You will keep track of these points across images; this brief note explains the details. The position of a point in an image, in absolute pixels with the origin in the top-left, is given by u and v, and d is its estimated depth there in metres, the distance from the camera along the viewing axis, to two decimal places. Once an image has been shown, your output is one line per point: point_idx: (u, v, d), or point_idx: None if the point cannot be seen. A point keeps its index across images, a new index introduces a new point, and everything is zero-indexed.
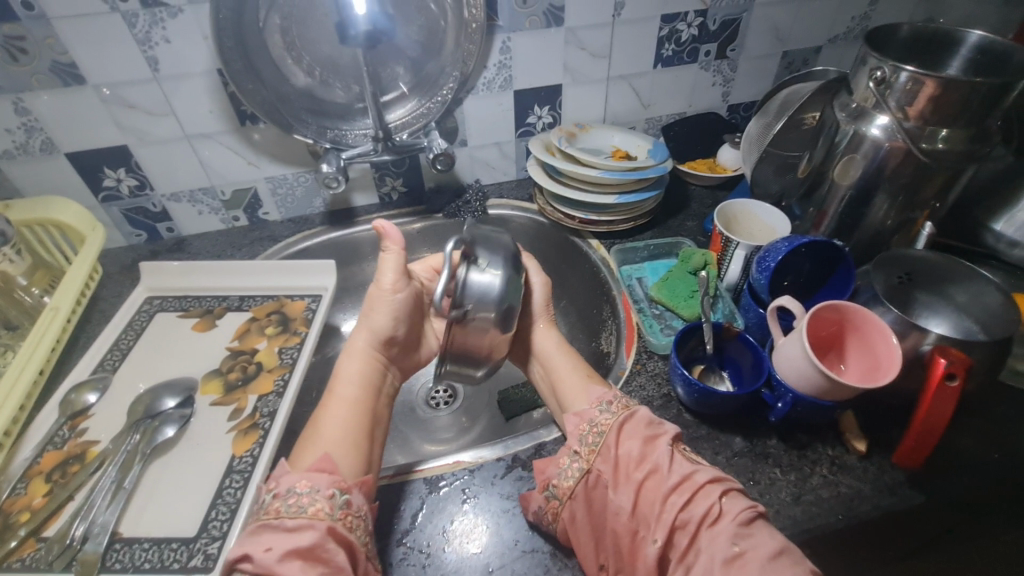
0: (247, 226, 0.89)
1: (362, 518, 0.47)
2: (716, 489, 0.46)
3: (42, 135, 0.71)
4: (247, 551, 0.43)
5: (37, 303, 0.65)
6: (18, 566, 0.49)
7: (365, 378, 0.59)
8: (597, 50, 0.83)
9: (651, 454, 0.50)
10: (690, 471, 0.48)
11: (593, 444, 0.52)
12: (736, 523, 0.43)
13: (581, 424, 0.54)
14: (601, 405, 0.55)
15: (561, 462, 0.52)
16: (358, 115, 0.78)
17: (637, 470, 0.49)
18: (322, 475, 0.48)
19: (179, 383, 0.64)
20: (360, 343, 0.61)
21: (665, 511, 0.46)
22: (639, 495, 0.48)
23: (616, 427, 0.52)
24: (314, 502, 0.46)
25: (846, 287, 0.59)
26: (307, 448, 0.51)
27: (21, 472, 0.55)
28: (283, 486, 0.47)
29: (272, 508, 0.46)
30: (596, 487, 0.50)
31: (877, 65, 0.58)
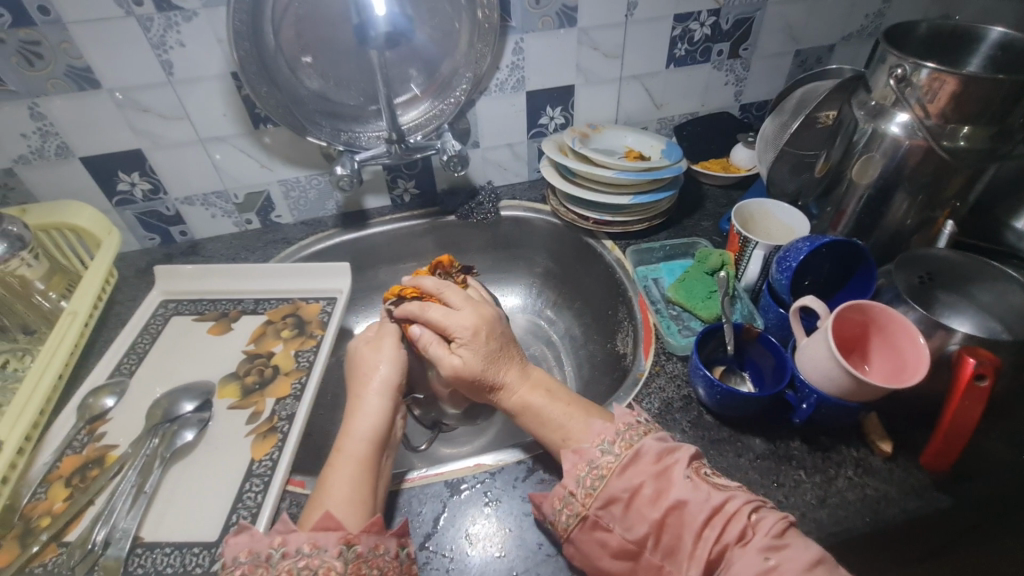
0: (260, 229, 0.89)
1: (376, 560, 0.43)
2: (748, 512, 0.43)
3: (57, 140, 0.71)
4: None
5: (54, 308, 0.65)
6: (41, 570, 0.49)
7: (378, 428, 0.54)
8: (609, 51, 0.82)
9: (667, 489, 0.45)
10: (719, 499, 0.43)
11: (591, 487, 0.47)
12: (771, 541, 0.40)
13: (580, 463, 0.48)
14: (602, 443, 0.49)
15: (556, 500, 0.48)
16: (372, 117, 0.78)
17: (654, 508, 0.44)
18: (330, 533, 0.43)
19: (196, 387, 0.64)
20: (374, 386, 0.58)
21: (697, 544, 0.42)
22: (659, 531, 0.44)
23: (619, 467, 0.47)
24: (324, 562, 0.42)
25: (867, 288, 0.58)
26: (316, 501, 0.47)
27: (40, 477, 0.55)
28: (291, 544, 0.43)
29: (280, 569, 0.41)
30: (595, 530, 0.46)
31: (897, 62, 0.58)
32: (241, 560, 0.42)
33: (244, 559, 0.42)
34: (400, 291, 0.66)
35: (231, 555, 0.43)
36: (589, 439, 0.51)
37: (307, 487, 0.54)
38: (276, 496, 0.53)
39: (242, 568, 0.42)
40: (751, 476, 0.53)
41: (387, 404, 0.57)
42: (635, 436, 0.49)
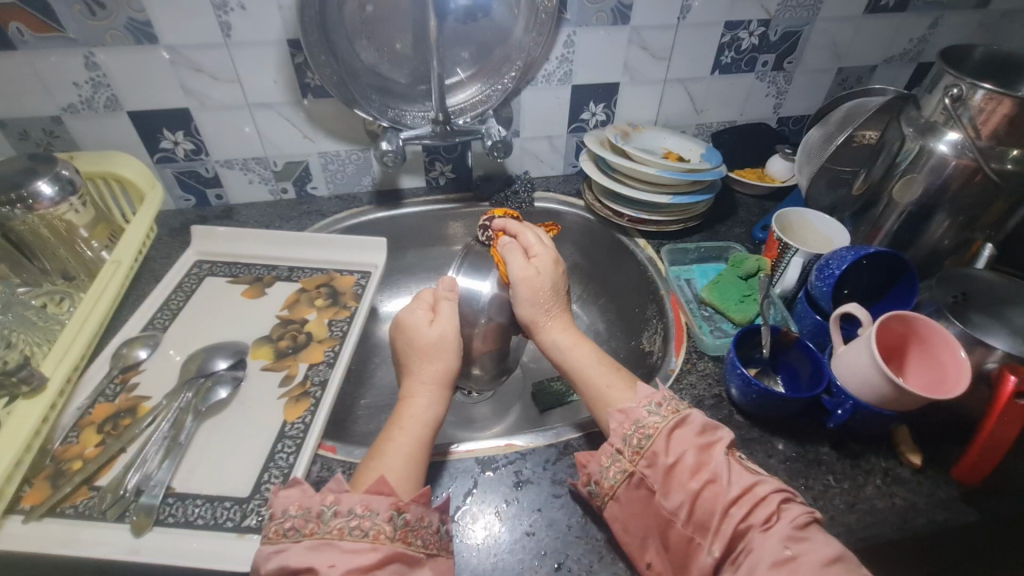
0: (294, 199, 0.89)
1: (422, 529, 0.44)
2: (778, 499, 0.43)
3: (108, 91, 0.71)
4: (311, 564, 0.40)
5: (95, 257, 0.66)
6: (71, 512, 0.48)
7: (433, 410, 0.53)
8: (658, 51, 0.82)
9: (708, 462, 0.45)
10: (750, 481, 0.44)
11: (637, 446, 0.47)
12: (792, 525, 0.41)
13: (626, 422, 0.49)
14: (648, 405, 0.49)
15: (603, 458, 0.49)
16: (419, 97, 0.79)
17: (693, 479, 0.45)
18: (382, 498, 0.43)
19: (229, 346, 0.64)
20: (423, 376, 0.55)
21: (723, 520, 0.43)
22: (693, 503, 0.44)
23: (665, 431, 0.47)
24: (374, 525, 0.42)
25: (908, 300, 0.61)
26: (373, 460, 0.48)
27: (73, 421, 0.55)
28: (343, 504, 0.43)
29: (332, 527, 0.42)
30: (638, 488, 0.47)
31: (953, 82, 0.59)
32: (291, 514, 0.43)
33: (295, 512, 0.43)
34: (491, 228, 0.65)
35: (278, 508, 0.44)
36: (634, 400, 0.51)
37: (338, 453, 0.55)
38: (308, 458, 0.54)
39: (292, 522, 0.43)
40: (780, 477, 0.53)
41: (438, 390, 0.55)
42: (683, 406, 0.49)
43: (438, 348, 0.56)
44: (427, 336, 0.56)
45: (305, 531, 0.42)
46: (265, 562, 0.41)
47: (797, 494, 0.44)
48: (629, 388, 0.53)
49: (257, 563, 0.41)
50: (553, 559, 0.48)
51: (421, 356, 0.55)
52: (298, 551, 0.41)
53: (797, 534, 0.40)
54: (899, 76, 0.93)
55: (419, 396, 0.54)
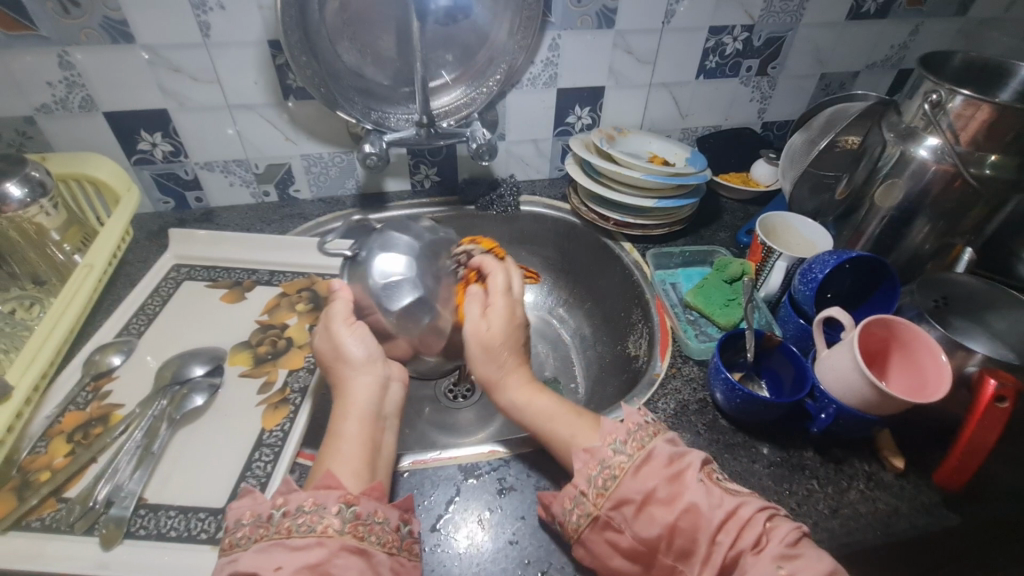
0: (277, 202, 0.88)
1: (375, 524, 0.42)
2: (764, 517, 0.42)
3: (82, 91, 0.70)
4: (256, 568, 0.39)
5: (67, 260, 0.65)
6: (38, 525, 0.47)
7: (374, 403, 0.51)
8: (643, 56, 0.82)
9: (681, 492, 0.43)
10: (732, 504, 0.42)
11: (603, 487, 0.46)
12: (784, 547, 0.39)
13: (591, 463, 0.47)
14: (613, 443, 0.47)
15: (566, 501, 0.47)
16: (403, 100, 0.78)
17: (667, 512, 0.43)
18: (330, 491, 0.43)
19: (206, 352, 0.62)
20: (342, 371, 0.53)
21: (712, 549, 0.41)
22: (672, 535, 0.42)
23: (631, 470, 0.45)
24: (323, 519, 0.41)
25: (889, 305, 0.61)
26: (329, 448, 0.48)
27: (41, 431, 0.53)
28: (292, 503, 0.42)
29: (281, 527, 0.41)
30: (605, 529, 0.45)
31: (933, 87, 0.59)
32: (244, 522, 0.42)
33: (247, 520, 0.42)
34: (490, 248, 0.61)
35: (234, 519, 0.43)
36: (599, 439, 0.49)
37: (318, 461, 0.54)
38: (287, 467, 0.52)
39: (245, 530, 0.42)
40: (764, 483, 0.53)
41: (368, 372, 0.53)
42: (648, 437, 0.47)
43: (370, 357, 0.53)
44: (364, 348, 0.53)
45: (255, 537, 0.41)
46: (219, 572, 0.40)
47: (781, 510, 0.43)
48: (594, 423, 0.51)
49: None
50: (535, 569, 0.47)
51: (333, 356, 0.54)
52: (249, 556, 0.40)
53: (790, 554, 0.39)
54: (880, 82, 0.94)
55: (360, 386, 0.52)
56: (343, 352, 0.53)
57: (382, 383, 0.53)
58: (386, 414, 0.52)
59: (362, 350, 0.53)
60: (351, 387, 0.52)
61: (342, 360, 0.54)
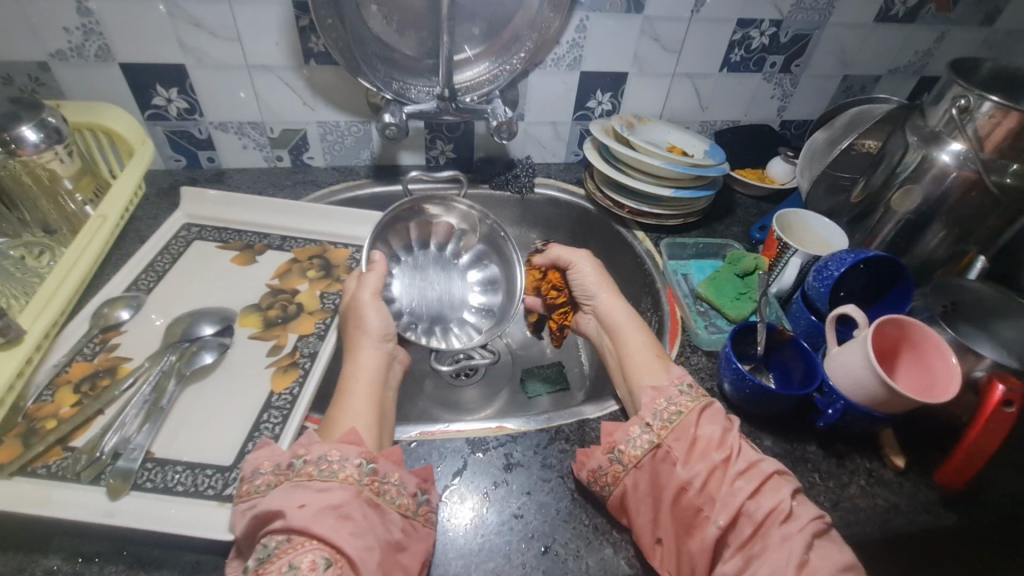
0: (289, 168, 0.87)
1: (392, 485, 0.44)
2: (788, 487, 0.44)
3: (100, 40, 0.68)
4: (281, 507, 0.40)
5: (79, 211, 0.64)
6: (43, 472, 0.47)
7: (376, 374, 0.55)
8: (669, 44, 0.82)
9: (731, 440, 0.46)
10: (767, 465, 0.45)
11: (667, 420, 0.48)
12: (812, 532, 0.41)
13: (659, 399, 0.50)
14: (681, 385, 0.51)
15: (630, 430, 0.49)
16: (425, 72, 0.77)
17: (716, 452, 0.46)
18: (351, 446, 0.44)
19: (216, 312, 0.62)
20: (367, 335, 0.57)
21: (734, 495, 0.43)
22: (711, 474, 0.44)
23: (696, 410, 0.48)
24: (343, 469, 0.42)
25: (902, 306, 0.61)
26: (336, 420, 0.49)
27: (48, 379, 0.53)
28: (314, 453, 0.43)
29: (301, 472, 0.42)
30: (662, 462, 0.47)
31: (962, 92, 0.59)
32: (263, 471, 0.44)
33: (266, 469, 0.44)
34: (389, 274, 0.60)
35: (252, 467, 0.45)
36: (666, 380, 0.53)
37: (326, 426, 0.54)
38: (295, 430, 0.52)
39: (264, 477, 0.43)
40: None
41: (378, 347, 0.57)
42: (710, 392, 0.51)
43: (387, 330, 0.58)
44: (379, 325, 0.58)
45: (274, 484, 0.42)
46: (241, 517, 0.42)
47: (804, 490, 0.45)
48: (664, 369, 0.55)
49: (235, 520, 0.42)
50: (540, 542, 0.48)
51: (354, 323, 0.58)
52: (269, 499, 0.41)
53: (811, 538, 0.40)
54: (902, 87, 0.94)
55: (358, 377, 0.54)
56: (362, 325, 0.58)
57: (386, 359, 0.57)
58: (387, 387, 0.56)
59: (382, 324, 0.58)
60: (360, 357, 0.56)
61: (360, 324, 0.58)
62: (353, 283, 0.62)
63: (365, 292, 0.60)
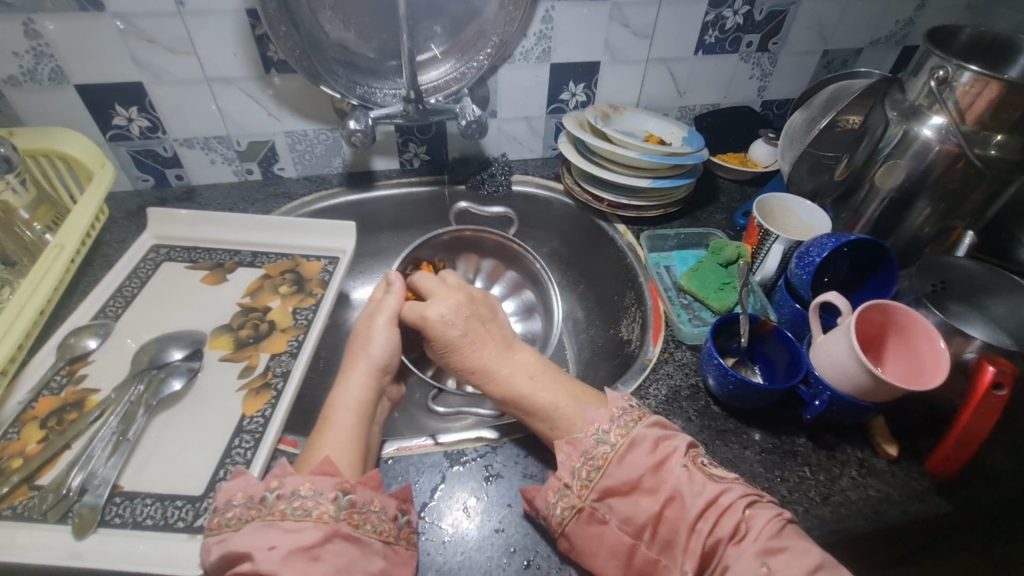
0: (260, 180, 0.85)
1: (371, 513, 0.43)
2: (743, 502, 0.42)
3: (51, 62, 0.66)
4: (250, 548, 0.39)
5: (37, 239, 0.63)
6: (9, 513, 0.45)
7: (365, 405, 0.52)
8: (639, 30, 0.79)
9: (665, 482, 0.43)
10: (713, 492, 0.42)
11: (586, 479, 0.45)
12: (767, 538, 0.39)
13: (575, 455, 0.46)
14: (597, 432, 0.47)
15: (548, 494, 0.45)
16: (390, 74, 0.75)
17: (653, 501, 0.43)
18: (326, 478, 0.43)
19: (186, 336, 0.61)
20: (368, 360, 0.55)
21: (691, 537, 0.41)
22: (656, 524, 0.43)
23: (615, 459, 0.45)
24: (318, 505, 0.41)
25: (887, 288, 0.59)
26: (317, 442, 0.48)
27: (13, 417, 0.52)
28: (286, 487, 0.42)
29: (274, 509, 0.41)
30: (590, 523, 0.44)
31: (940, 63, 0.57)
32: (234, 503, 0.43)
33: (238, 501, 0.42)
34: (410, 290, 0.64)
35: (224, 500, 0.43)
36: (580, 428, 0.48)
37: (300, 448, 0.52)
38: (267, 453, 0.51)
39: (235, 510, 0.42)
40: (755, 469, 0.52)
41: (371, 380, 0.54)
42: (632, 424, 0.47)
43: (388, 363, 0.56)
44: (380, 356, 0.56)
45: (246, 518, 0.41)
46: (209, 553, 0.40)
47: (763, 496, 0.43)
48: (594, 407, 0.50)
49: (203, 556, 0.41)
50: (521, 557, 0.46)
51: (352, 352, 0.56)
52: (240, 536, 0.40)
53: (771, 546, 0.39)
54: (884, 59, 0.91)
55: (348, 412, 0.50)
56: (367, 351, 0.56)
57: (377, 394, 0.54)
58: (373, 422, 0.52)
59: (382, 354, 0.56)
60: (351, 382, 0.53)
61: (364, 349, 0.56)
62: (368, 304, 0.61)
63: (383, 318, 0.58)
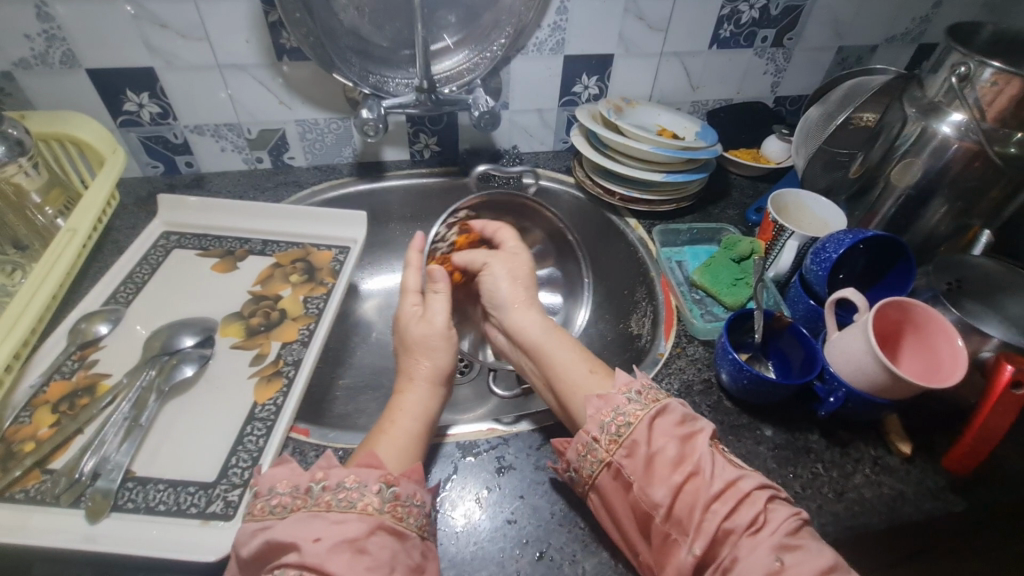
0: (270, 169, 0.84)
1: (413, 507, 0.42)
2: (761, 496, 0.41)
3: (63, 45, 0.66)
4: (296, 539, 0.38)
5: (48, 224, 0.63)
6: (21, 497, 0.45)
7: (431, 415, 0.52)
8: (655, 23, 0.78)
9: (692, 453, 0.43)
10: (734, 475, 0.42)
11: (615, 435, 0.45)
12: (783, 534, 0.38)
13: (606, 410, 0.46)
14: (628, 392, 0.47)
15: (581, 445, 0.46)
16: (403, 63, 0.75)
17: (675, 472, 0.42)
18: (371, 471, 0.42)
19: (197, 323, 0.60)
20: (422, 370, 0.54)
21: (705, 518, 0.40)
22: (675, 496, 0.41)
23: (645, 421, 0.45)
24: (363, 497, 0.41)
25: (904, 287, 0.59)
26: (371, 443, 0.48)
27: (24, 401, 0.51)
28: (332, 479, 0.42)
29: (320, 500, 0.40)
30: (616, 480, 0.44)
31: (961, 59, 0.56)
32: (278, 491, 0.42)
33: (283, 490, 0.42)
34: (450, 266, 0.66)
35: (268, 486, 0.43)
36: (612, 388, 0.49)
37: (311, 436, 0.52)
38: (279, 441, 0.51)
39: (279, 499, 0.41)
40: (768, 465, 0.52)
41: (431, 389, 0.54)
42: (664, 394, 0.47)
43: (448, 370, 0.55)
44: (445, 363, 0.55)
45: (291, 506, 0.41)
46: (251, 539, 0.40)
47: (782, 492, 0.42)
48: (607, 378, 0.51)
49: (241, 540, 0.40)
50: (534, 548, 0.46)
51: (410, 355, 0.56)
52: (283, 526, 0.39)
53: (785, 543, 0.38)
54: (899, 56, 0.90)
55: (409, 425, 0.49)
56: (432, 355, 0.55)
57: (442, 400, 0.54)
58: (436, 426, 0.52)
59: (444, 363, 0.55)
60: (410, 389, 0.53)
61: (428, 354, 0.55)
62: (414, 310, 0.59)
63: (439, 320, 0.57)
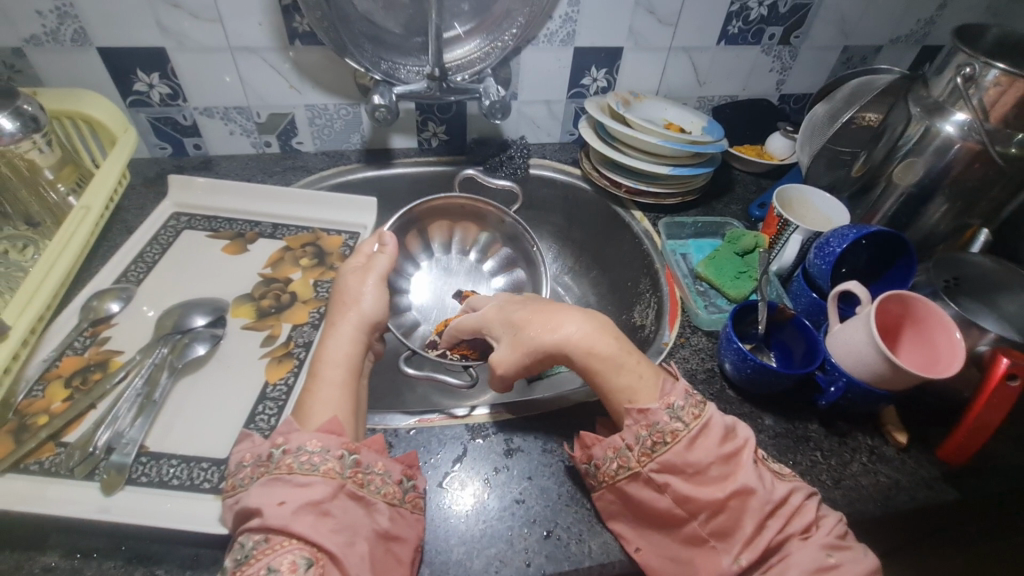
0: (278, 153, 0.85)
1: (376, 475, 0.43)
2: (810, 507, 0.43)
3: (75, 23, 0.66)
4: (260, 505, 0.39)
5: (61, 202, 0.63)
6: (36, 469, 0.46)
7: (353, 359, 0.52)
8: (664, 17, 0.79)
9: (736, 473, 0.42)
10: (785, 490, 0.43)
11: (649, 449, 0.45)
12: (835, 535, 0.41)
13: (645, 424, 0.45)
14: (671, 407, 0.45)
15: (612, 447, 0.47)
16: (414, 50, 0.75)
17: (717, 489, 0.42)
18: (332, 436, 0.43)
19: (208, 303, 0.61)
20: (354, 315, 0.55)
21: (758, 532, 0.41)
22: (716, 511, 0.42)
23: (686, 440, 0.44)
24: (324, 462, 0.42)
25: (904, 282, 0.60)
26: (310, 393, 0.48)
27: (37, 375, 0.52)
28: (292, 443, 0.43)
29: (281, 464, 0.41)
30: (645, 486, 0.45)
31: (967, 60, 0.57)
32: (244, 465, 0.44)
33: (247, 463, 0.44)
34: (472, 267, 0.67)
35: (235, 463, 0.45)
36: (656, 399, 0.47)
37: None
38: None
39: (245, 472, 0.43)
40: (769, 452, 0.53)
41: (355, 334, 0.54)
42: (706, 405, 0.46)
43: (376, 319, 0.56)
44: (371, 313, 0.56)
45: (256, 476, 0.42)
46: (229, 513, 0.42)
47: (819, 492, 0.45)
48: (655, 378, 0.48)
49: (223, 516, 0.42)
50: (542, 527, 0.47)
51: (342, 306, 0.56)
52: (251, 494, 0.40)
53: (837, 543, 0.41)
54: (903, 58, 0.92)
55: (333, 374, 0.50)
56: (357, 304, 0.56)
57: (363, 347, 0.54)
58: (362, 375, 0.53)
59: (372, 312, 0.56)
60: (339, 333, 0.53)
61: (354, 305, 0.56)
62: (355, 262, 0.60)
63: (374, 271, 0.59)
